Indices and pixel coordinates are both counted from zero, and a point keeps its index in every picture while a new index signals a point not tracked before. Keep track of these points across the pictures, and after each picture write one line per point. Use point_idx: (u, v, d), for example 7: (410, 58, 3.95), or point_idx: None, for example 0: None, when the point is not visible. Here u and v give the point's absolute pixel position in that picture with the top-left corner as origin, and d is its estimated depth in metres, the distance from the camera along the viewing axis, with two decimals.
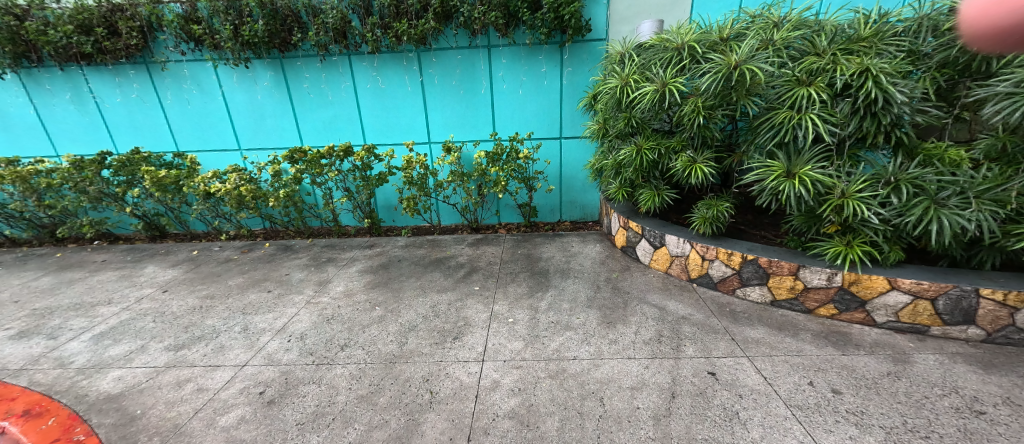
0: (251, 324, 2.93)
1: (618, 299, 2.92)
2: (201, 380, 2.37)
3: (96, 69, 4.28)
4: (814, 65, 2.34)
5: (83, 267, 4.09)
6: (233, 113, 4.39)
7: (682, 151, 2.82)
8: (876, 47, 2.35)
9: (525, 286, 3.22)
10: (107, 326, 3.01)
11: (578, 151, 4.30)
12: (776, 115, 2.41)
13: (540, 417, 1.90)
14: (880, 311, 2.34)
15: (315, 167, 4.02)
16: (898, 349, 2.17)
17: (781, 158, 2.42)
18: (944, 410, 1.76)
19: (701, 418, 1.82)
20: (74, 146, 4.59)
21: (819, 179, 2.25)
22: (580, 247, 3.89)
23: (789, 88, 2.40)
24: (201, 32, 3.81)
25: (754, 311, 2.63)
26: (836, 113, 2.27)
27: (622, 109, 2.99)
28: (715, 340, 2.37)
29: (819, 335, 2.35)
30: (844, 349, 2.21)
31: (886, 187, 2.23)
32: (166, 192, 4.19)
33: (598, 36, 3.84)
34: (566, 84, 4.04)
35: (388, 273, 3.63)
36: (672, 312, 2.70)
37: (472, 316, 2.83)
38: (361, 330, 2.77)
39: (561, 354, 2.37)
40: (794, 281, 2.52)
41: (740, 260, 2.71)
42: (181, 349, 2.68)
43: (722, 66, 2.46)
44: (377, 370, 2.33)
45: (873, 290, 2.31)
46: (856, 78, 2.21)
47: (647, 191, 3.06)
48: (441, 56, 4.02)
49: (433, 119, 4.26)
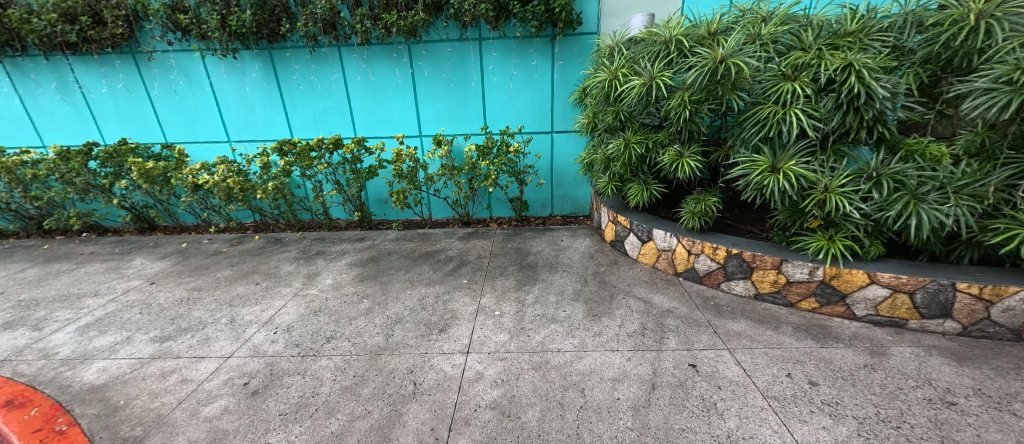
0: (237, 316, 2.94)
1: (605, 292, 2.95)
2: (185, 371, 2.37)
3: (82, 58, 4.22)
4: (799, 60, 2.33)
5: (71, 258, 4.06)
6: (221, 104, 4.35)
7: (670, 145, 2.81)
8: (861, 42, 2.35)
9: (513, 279, 3.23)
10: (93, 318, 3.00)
11: (569, 145, 4.29)
12: (761, 109, 2.40)
13: (521, 408, 1.92)
14: (860, 305, 2.36)
15: (303, 160, 3.99)
16: (876, 342, 2.20)
17: (766, 153, 2.40)
18: (917, 401, 1.79)
19: (679, 409, 1.85)
20: (60, 136, 4.53)
21: (803, 173, 2.25)
22: (569, 241, 3.90)
23: (773, 83, 2.38)
24: (187, 21, 3.75)
25: (738, 304, 2.66)
26: (820, 108, 2.25)
27: (611, 103, 2.99)
28: (698, 333, 2.40)
29: (800, 327, 2.37)
30: (823, 342, 2.24)
31: (869, 182, 2.21)
32: (154, 184, 4.16)
33: (589, 30, 3.83)
34: (557, 78, 4.03)
35: (377, 266, 3.63)
36: (658, 305, 2.73)
37: (459, 309, 2.85)
38: (348, 322, 2.77)
39: (545, 346, 2.39)
40: (778, 275, 2.54)
41: (725, 255, 2.73)
42: (167, 341, 2.68)
43: (709, 60, 2.44)
44: (362, 362, 2.34)
45: (854, 284, 2.33)
46: (839, 73, 2.19)
47: (635, 185, 3.08)
48: (431, 49, 3.99)
49: (424, 112, 4.24)
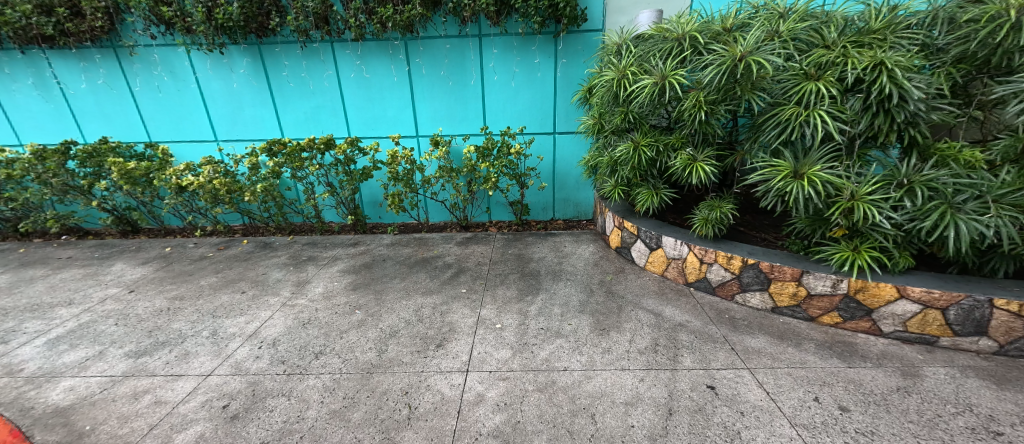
0: (220, 328, 2.75)
1: (612, 304, 2.78)
2: (160, 391, 2.18)
3: (60, 52, 4.00)
4: (823, 58, 2.17)
5: (46, 264, 3.84)
6: (208, 101, 4.14)
7: (682, 148, 2.66)
8: (889, 39, 2.20)
9: (515, 289, 3.06)
10: (64, 330, 2.80)
11: (571, 146, 4.12)
12: (782, 111, 2.23)
13: (526, 436, 1.75)
14: (887, 321, 2.21)
15: (294, 161, 3.81)
16: (907, 362, 2.05)
17: (788, 157, 2.23)
18: (960, 431, 1.64)
19: (700, 439, 1.68)
20: (37, 134, 4.31)
21: (829, 180, 2.08)
22: (573, 247, 3.73)
23: (796, 82, 2.21)
24: (171, 14, 3.54)
25: (755, 318, 2.50)
26: (846, 110, 2.08)
27: (619, 103, 2.82)
28: (714, 350, 2.24)
29: (823, 344, 2.22)
30: (850, 361, 2.09)
31: (899, 190, 2.04)
32: (136, 185, 3.95)
33: (593, 26, 3.66)
34: (560, 77, 3.86)
35: (371, 273, 3.44)
36: (669, 318, 2.57)
37: (458, 322, 2.67)
38: (339, 335, 2.59)
39: (551, 364, 2.22)
40: (798, 287, 2.39)
41: (740, 265, 2.57)
42: (142, 356, 2.49)
43: (727, 57, 2.27)
44: (353, 381, 2.16)
45: (881, 298, 2.18)
46: (869, 72, 2.02)
47: (644, 190, 2.93)
48: (429, 45, 3.81)
49: (421, 111, 4.06)
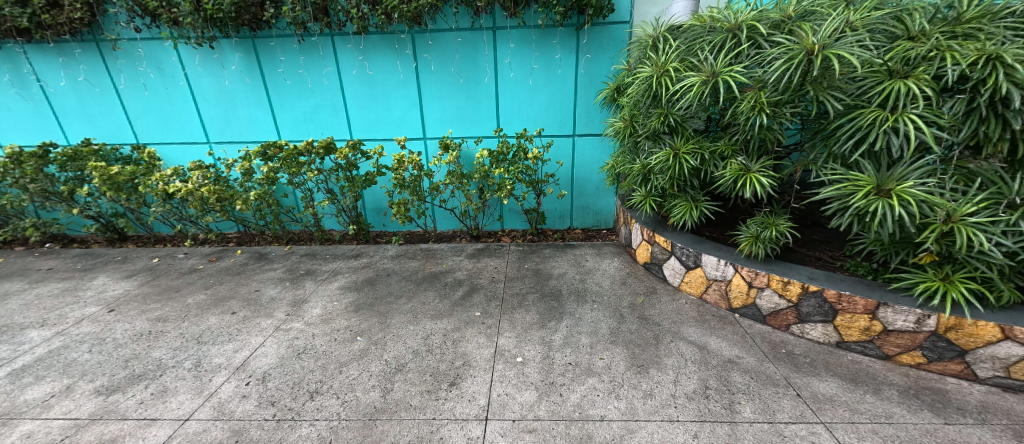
0: (204, 358, 2.43)
1: (647, 333, 2.44)
2: (128, 441, 1.85)
3: (38, 46, 3.70)
4: (912, 52, 1.82)
5: (24, 277, 3.54)
6: (198, 100, 3.83)
7: (732, 157, 2.32)
8: (992, 30, 1.84)
9: (535, 313, 2.73)
10: (31, 359, 2.49)
11: (593, 150, 3.78)
12: (861, 115, 1.88)
13: None
14: (985, 364, 1.86)
15: (290, 166, 3.49)
16: (1016, 418, 1.70)
17: (869, 169, 1.89)
18: None
19: None
20: (18, 135, 4.02)
21: (926, 198, 1.73)
22: (595, 262, 3.39)
23: (877, 80, 1.87)
24: (155, 5, 3.21)
25: (818, 355, 2.16)
26: (945, 114, 1.74)
27: (657, 104, 2.48)
28: (777, 397, 1.90)
29: (908, 392, 1.88)
30: (945, 415, 1.74)
31: (1013, 212, 1.71)
32: (120, 191, 3.65)
33: (620, 18, 3.32)
34: (583, 73, 3.50)
35: (374, 291, 3.12)
36: (716, 353, 2.23)
37: (473, 353, 2.35)
38: (338, 369, 2.27)
39: (584, 412, 1.88)
40: (871, 321, 2.04)
41: (800, 292, 2.23)
42: (114, 393, 2.17)
43: (797, 50, 1.93)
44: (353, 432, 1.84)
45: (979, 339, 1.83)
46: (977, 69, 1.67)
47: (682, 203, 2.58)
48: (438, 38, 3.46)
49: (430, 112, 3.73)
